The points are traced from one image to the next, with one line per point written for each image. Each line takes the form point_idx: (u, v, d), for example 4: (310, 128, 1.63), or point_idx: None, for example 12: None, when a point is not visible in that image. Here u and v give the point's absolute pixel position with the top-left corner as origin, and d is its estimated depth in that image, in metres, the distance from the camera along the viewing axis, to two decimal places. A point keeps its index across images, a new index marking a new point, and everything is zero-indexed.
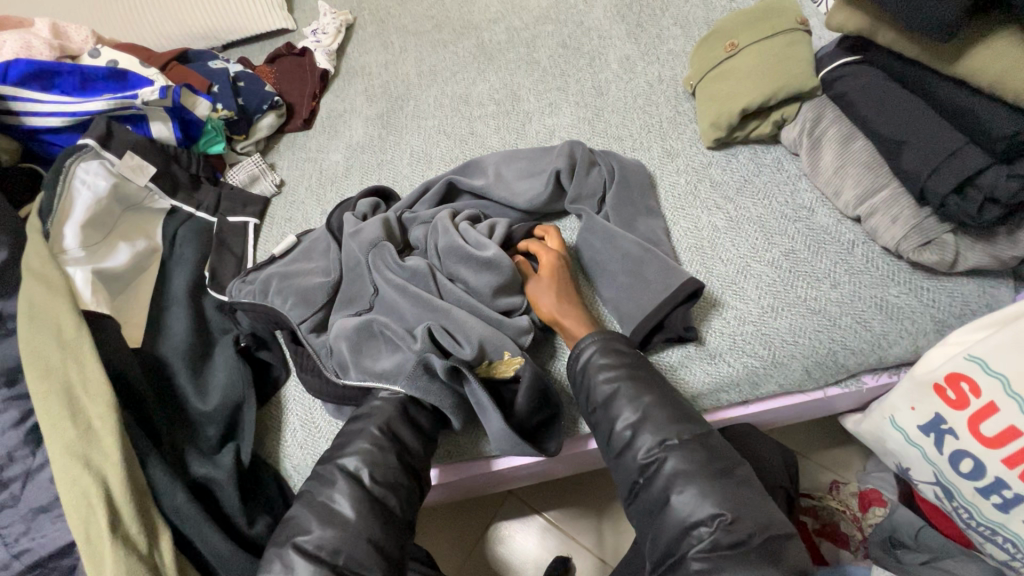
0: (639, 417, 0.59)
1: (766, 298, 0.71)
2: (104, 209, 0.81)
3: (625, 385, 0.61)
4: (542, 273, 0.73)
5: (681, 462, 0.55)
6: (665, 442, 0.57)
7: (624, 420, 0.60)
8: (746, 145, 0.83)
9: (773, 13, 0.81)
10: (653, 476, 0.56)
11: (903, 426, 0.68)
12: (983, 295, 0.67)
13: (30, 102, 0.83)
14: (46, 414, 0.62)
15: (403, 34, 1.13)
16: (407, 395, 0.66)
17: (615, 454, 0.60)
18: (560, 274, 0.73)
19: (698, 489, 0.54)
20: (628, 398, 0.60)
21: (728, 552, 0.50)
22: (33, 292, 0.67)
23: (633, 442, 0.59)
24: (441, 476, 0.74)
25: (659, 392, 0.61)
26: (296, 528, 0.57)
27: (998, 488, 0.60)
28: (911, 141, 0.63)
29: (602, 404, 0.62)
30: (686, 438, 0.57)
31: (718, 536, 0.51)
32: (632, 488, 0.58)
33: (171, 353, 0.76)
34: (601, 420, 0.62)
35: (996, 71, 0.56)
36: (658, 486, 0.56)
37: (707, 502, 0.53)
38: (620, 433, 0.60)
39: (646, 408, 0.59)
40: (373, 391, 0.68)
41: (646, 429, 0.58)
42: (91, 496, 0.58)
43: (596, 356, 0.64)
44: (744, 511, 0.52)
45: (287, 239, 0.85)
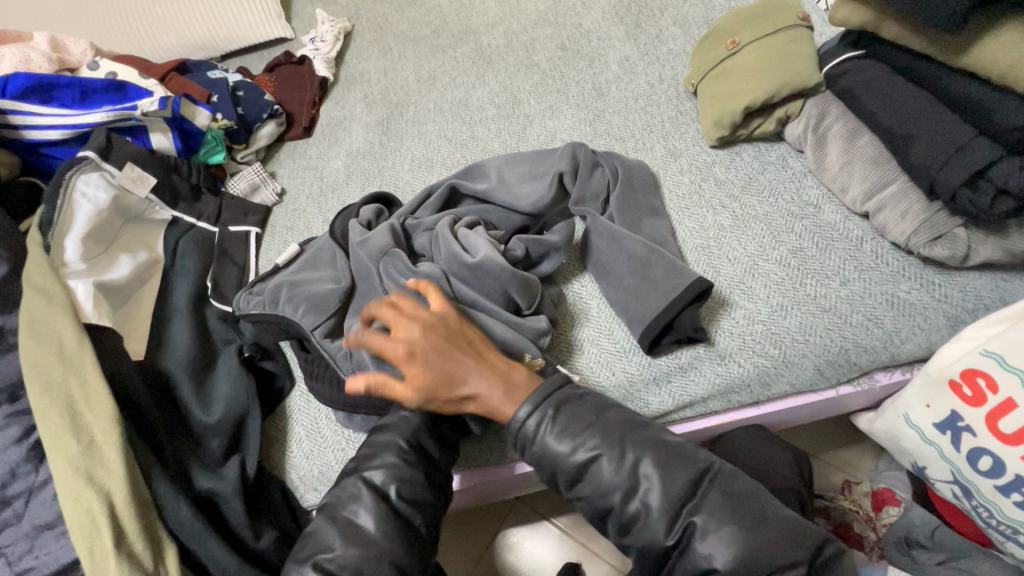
0: (641, 483, 0.56)
1: (775, 297, 0.70)
2: (105, 221, 0.80)
3: (607, 451, 0.58)
4: (412, 380, 0.58)
5: (713, 523, 0.54)
6: (685, 505, 0.55)
7: (626, 490, 0.57)
8: (750, 143, 0.82)
9: (773, 10, 0.81)
10: (687, 546, 0.54)
11: (917, 424, 0.67)
12: (996, 289, 0.67)
13: (29, 115, 0.83)
14: (48, 429, 0.61)
15: (401, 40, 1.13)
16: None
17: (627, 528, 0.57)
18: (428, 365, 0.58)
19: (739, 548, 0.52)
20: (613, 462, 0.57)
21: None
22: (33, 305, 0.67)
23: (648, 516, 0.56)
24: (461, 481, 0.74)
25: (642, 441, 0.58)
26: (309, 552, 0.57)
27: (1019, 486, 0.58)
28: (919, 134, 0.62)
29: (588, 476, 0.58)
30: (699, 495, 0.56)
31: None
32: (661, 562, 0.56)
33: (174, 365, 0.75)
34: (595, 500, 0.58)
35: (1006, 59, 0.55)
36: (692, 555, 0.54)
37: (757, 556, 0.52)
38: (627, 507, 0.56)
39: (643, 470, 0.57)
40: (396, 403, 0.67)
41: (654, 494, 0.56)
42: (95, 513, 0.57)
43: (552, 429, 0.59)
44: (794, 550, 0.52)
45: (292, 247, 0.84)
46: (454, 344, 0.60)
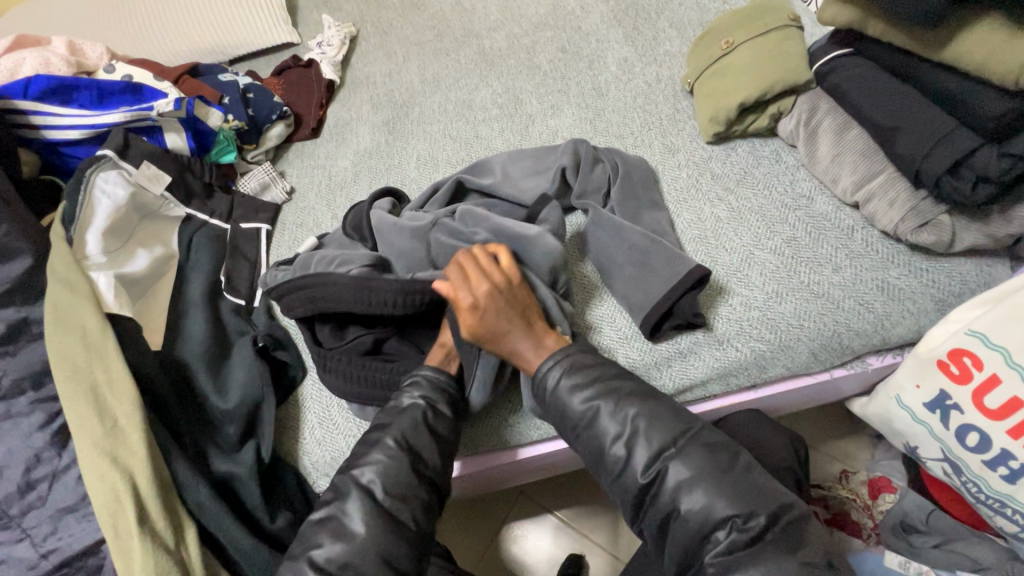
0: (630, 432, 0.59)
1: (770, 284, 0.73)
2: (124, 217, 0.83)
3: (605, 403, 0.61)
4: (476, 314, 0.64)
5: (685, 470, 0.57)
6: (661, 453, 0.58)
7: (615, 438, 0.59)
8: (745, 139, 0.85)
9: (765, 11, 0.84)
10: (659, 489, 0.57)
11: (908, 405, 0.70)
12: (981, 274, 0.70)
13: (50, 116, 0.86)
14: (73, 413, 0.63)
15: (405, 44, 1.16)
16: (427, 401, 0.66)
17: (612, 476, 0.60)
18: (496, 313, 0.64)
19: (705, 492, 0.56)
20: (610, 412, 0.60)
21: (746, 551, 0.53)
22: (58, 295, 0.69)
23: (629, 461, 0.59)
24: (462, 467, 0.76)
25: (642, 397, 0.61)
26: (326, 530, 0.59)
27: (1005, 460, 0.61)
28: (904, 126, 0.66)
29: (585, 425, 0.61)
30: (681, 445, 0.58)
31: (734, 537, 0.54)
32: (638, 503, 0.59)
33: (190, 355, 0.78)
34: (589, 446, 0.61)
35: (982, 53, 0.58)
36: (665, 496, 0.57)
37: (718, 503, 0.55)
38: (614, 452, 0.60)
39: (633, 420, 0.60)
40: (410, 375, 0.69)
41: (640, 442, 0.59)
42: (120, 492, 0.60)
43: (564, 379, 0.63)
44: (756, 504, 0.55)
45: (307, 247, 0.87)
46: (524, 309, 0.66)
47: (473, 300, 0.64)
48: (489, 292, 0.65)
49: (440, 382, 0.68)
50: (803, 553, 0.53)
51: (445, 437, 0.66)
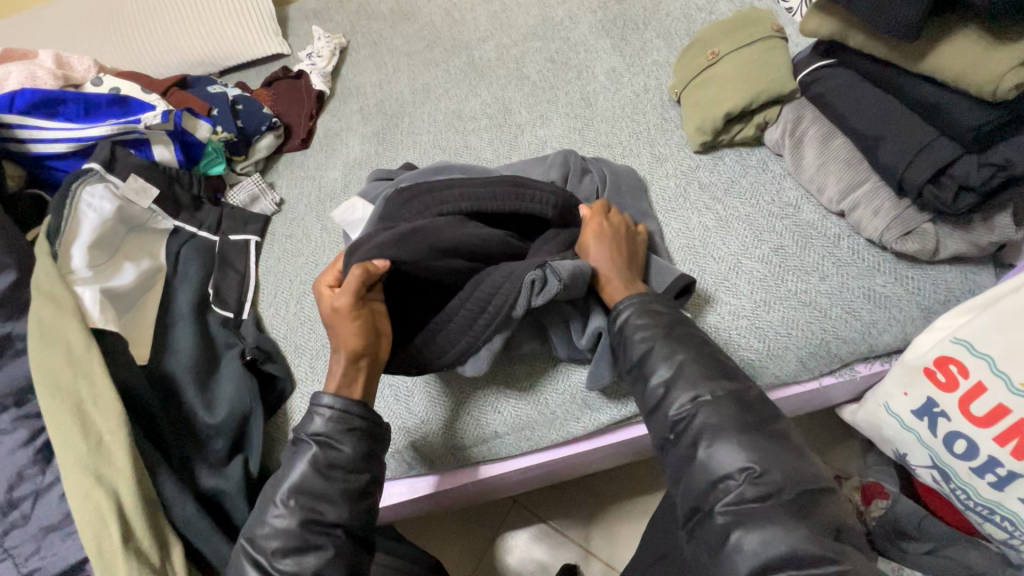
0: (674, 374, 0.57)
1: (758, 293, 0.73)
2: (110, 230, 0.82)
3: (660, 344, 0.59)
4: (608, 229, 0.71)
5: (716, 416, 0.54)
6: (697, 397, 0.55)
7: (659, 378, 0.58)
8: (731, 148, 0.86)
9: (749, 23, 0.85)
10: (683, 431, 0.55)
11: (897, 412, 0.70)
12: (965, 282, 0.71)
13: (36, 129, 0.86)
14: (57, 429, 0.62)
15: (395, 54, 1.17)
16: (316, 442, 0.59)
17: (648, 410, 0.59)
18: (621, 239, 0.70)
19: (727, 442, 0.53)
20: (663, 355, 0.59)
21: (756, 505, 0.50)
22: (41, 310, 0.68)
23: (665, 399, 0.57)
24: (437, 484, 0.77)
25: (696, 347, 0.59)
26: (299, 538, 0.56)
27: (992, 467, 0.62)
28: (886, 136, 0.66)
29: (637, 362, 0.60)
30: (719, 393, 0.55)
31: (744, 489, 0.50)
32: (662, 444, 0.57)
33: (177, 368, 0.77)
34: (637, 381, 0.60)
35: (959, 65, 0.59)
36: (687, 441, 0.55)
37: (736, 452, 0.52)
38: (654, 389, 0.58)
39: (680, 364, 0.57)
40: (308, 405, 0.61)
41: (679, 384, 0.57)
42: (103, 509, 0.59)
43: (632, 318, 0.62)
44: (778, 462, 0.51)
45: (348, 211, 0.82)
46: (635, 256, 0.71)
47: (608, 221, 0.72)
48: (623, 227, 0.72)
49: (339, 414, 0.60)
50: (814, 522, 0.49)
51: (344, 476, 0.58)
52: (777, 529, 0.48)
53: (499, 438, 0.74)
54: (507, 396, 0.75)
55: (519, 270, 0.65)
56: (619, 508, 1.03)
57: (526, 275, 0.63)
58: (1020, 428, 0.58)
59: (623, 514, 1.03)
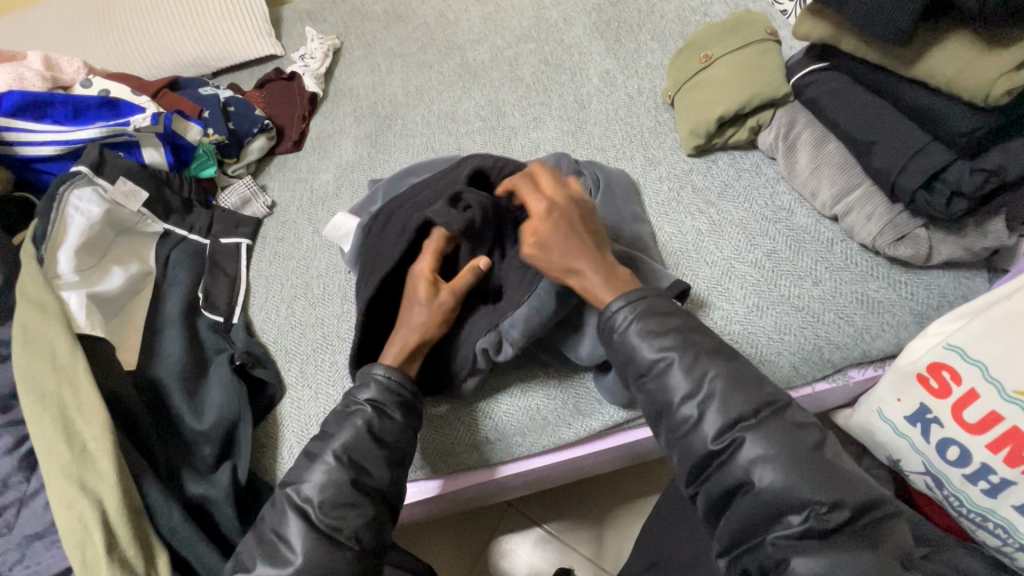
0: (704, 392, 0.55)
1: (751, 298, 0.73)
2: (97, 234, 0.82)
3: (680, 355, 0.56)
4: (546, 218, 0.61)
5: (765, 447, 0.52)
6: (739, 421, 0.53)
7: (688, 398, 0.55)
8: (725, 152, 0.85)
9: (743, 26, 0.85)
10: (730, 460, 0.53)
11: (890, 418, 0.69)
12: (959, 287, 0.70)
13: (24, 132, 0.85)
14: (41, 437, 0.62)
15: (389, 56, 1.16)
16: (372, 408, 0.61)
17: (676, 432, 0.55)
18: (566, 221, 0.62)
19: (781, 472, 0.51)
20: (684, 368, 0.55)
21: (817, 539, 0.49)
22: (27, 317, 0.68)
23: (702, 424, 0.54)
24: (439, 487, 0.76)
25: (724, 359, 0.56)
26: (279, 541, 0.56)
27: (985, 474, 0.61)
28: (880, 140, 0.66)
29: (652, 372, 0.57)
30: (763, 416, 0.53)
31: (809, 524, 0.50)
32: (699, 470, 0.55)
33: (166, 373, 0.76)
34: (654, 397, 0.57)
35: (952, 70, 0.58)
36: (734, 470, 0.52)
37: (793, 486, 0.50)
38: (687, 412, 0.55)
39: (711, 381, 0.55)
40: (364, 372, 0.63)
41: (714, 407, 0.54)
42: (88, 519, 0.58)
43: (635, 323, 0.58)
44: (843, 492, 0.50)
45: (339, 218, 0.81)
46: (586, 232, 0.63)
47: (542, 205, 0.62)
48: (559, 204, 0.63)
49: (394, 385, 0.62)
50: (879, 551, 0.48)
51: (392, 443, 0.61)
52: (843, 561, 0.48)
53: (491, 443, 0.74)
54: (512, 398, 0.74)
55: (474, 333, 0.69)
56: (614, 512, 1.03)
57: (477, 343, 0.68)
58: (1014, 435, 0.57)
59: (618, 518, 1.02)
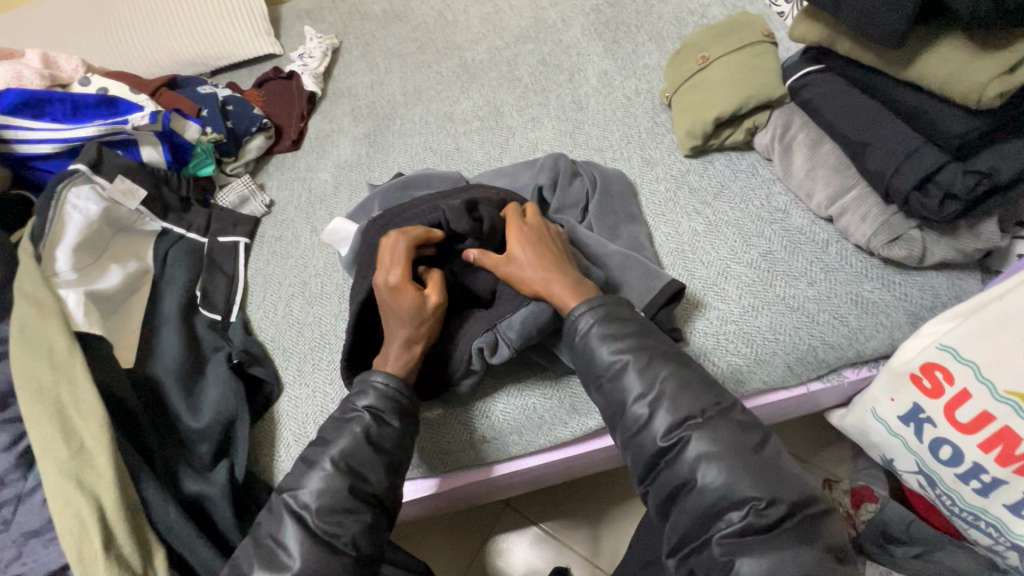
0: (656, 392, 0.56)
1: (747, 298, 0.73)
2: (95, 232, 0.82)
3: (635, 358, 0.58)
4: (526, 238, 0.65)
5: (708, 443, 0.53)
6: (687, 420, 0.54)
7: (639, 398, 0.56)
8: (721, 153, 0.86)
9: (740, 28, 0.85)
10: (676, 459, 0.54)
11: (884, 417, 0.70)
12: (952, 287, 0.71)
13: (22, 130, 0.85)
14: (38, 435, 0.62)
15: (388, 55, 1.16)
16: (371, 414, 0.61)
17: (630, 434, 0.57)
18: (541, 243, 0.65)
19: (725, 469, 0.52)
20: (638, 370, 0.57)
21: (758, 535, 0.49)
22: (24, 314, 0.68)
23: (651, 423, 0.55)
24: (435, 486, 0.76)
25: (675, 362, 0.57)
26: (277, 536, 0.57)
27: (977, 473, 0.62)
28: (874, 142, 0.67)
29: (609, 375, 0.58)
30: (709, 415, 0.54)
31: (750, 521, 0.50)
32: (649, 470, 0.56)
33: (163, 371, 0.77)
34: (610, 398, 0.58)
35: (944, 73, 0.59)
36: (682, 468, 0.53)
37: (738, 484, 0.51)
38: (636, 411, 0.56)
39: (661, 381, 0.56)
40: (362, 379, 0.63)
41: (664, 406, 0.55)
42: (85, 516, 0.58)
43: (596, 327, 0.60)
44: (782, 489, 0.50)
45: (339, 222, 0.81)
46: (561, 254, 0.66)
47: (525, 227, 0.66)
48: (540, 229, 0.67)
49: (392, 393, 0.62)
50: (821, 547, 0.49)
51: (383, 446, 0.61)
52: (780, 561, 0.48)
53: (487, 442, 0.74)
54: (509, 397, 0.74)
55: (471, 333, 0.69)
56: (611, 511, 1.03)
57: (475, 340, 0.68)
58: (1005, 435, 0.58)
59: (615, 517, 1.03)
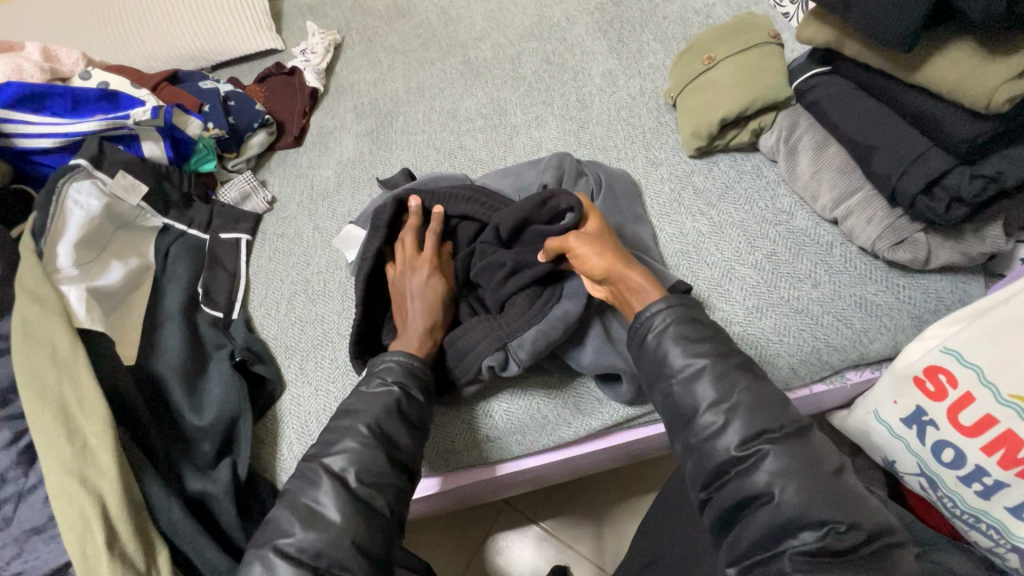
0: (732, 402, 0.55)
1: (751, 299, 0.73)
2: (97, 227, 0.81)
3: (714, 364, 0.56)
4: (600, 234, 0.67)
5: (787, 459, 0.52)
6: (764, 434, 0.53)
7: (714, 406, 0.55)
8: (726, 154, 0.86)
9: (746, 29, 0.85)
10: (750, 471, 0.52)
11: (886, 419, 0.70)
12: (956, 291, 0.71)
13: (21, 124, 0.84)
14: (41, 433, 0.61)
15: (391, 52, 1.15)
16: (398, 386, 0.63)
17: (697, 441, 0.55)
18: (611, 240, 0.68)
19: (804, 487, 0.51)
20: (714, 377, 0.56)
21: (832, 558, 0.48)
22: (26, 310, 0.68)
23: (724, 433, 0.54)
24: (440, 484, 0.76)
25: (752, 374, 0.56)
26: (277, 529, 0.56)
27: (978, 476, 0.62)
28: (880, 146, 0.67)
29: (683, 379, 0.57)
30: (788, 431, 0.53)
31: (828, 542, 0.49)
32: (717, 478, 0.54)
33: (165, 368, 0.76)
34: (680, 403, 0.57)
35: (953, 77, 0.59)
36: (756, 480, 0.52)
37: (805, 497, 0.50)
38: (709, 419, 0.55)
39: (737, 394, 0.55)
40: (380, 358, 0.65)
41: (739, 418, 0.54)
42: (88, 514, 0.58)
43: (672, 325, 0.59)
44: (859, 512, 0.50)
45: (353, 228, 0.82)
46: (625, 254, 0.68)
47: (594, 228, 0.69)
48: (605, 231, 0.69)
49: (414, 367, 0.64)
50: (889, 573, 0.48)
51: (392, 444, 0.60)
52: None
53: (492, 442, 0.74)
54: (513, 397, 0.74)
55: (476, 341, 0.69)
56: (610, 511, 1.03)
57: (485, 359, 0.67)
58: (1008, 438, 0.58)
59: (615, 517, 1.03)
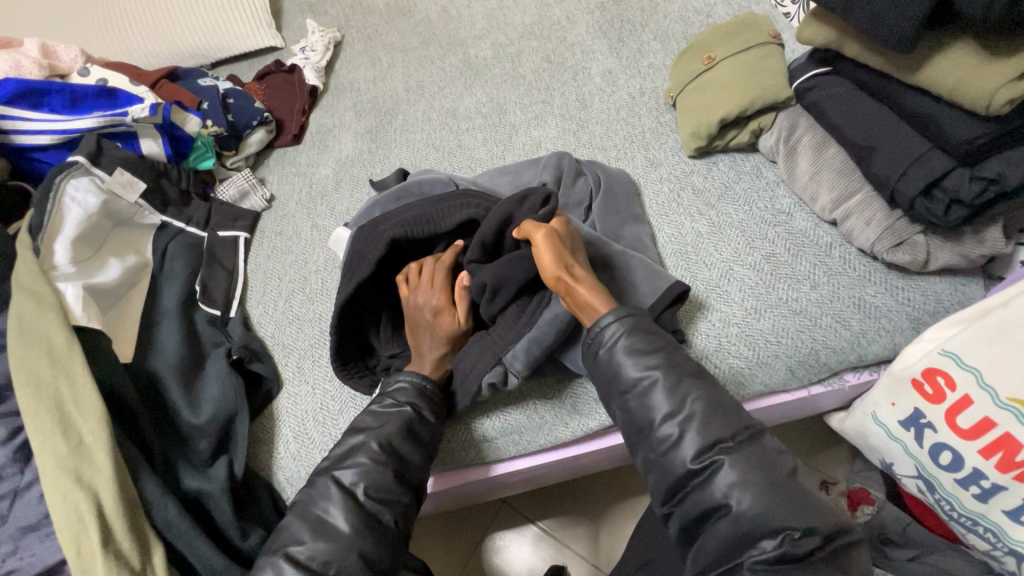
0: (685, 413, 0.55)
1: (749, 300, 0.73)
2: (94, 225, 0.81)
3: (664, 377, 0.57)
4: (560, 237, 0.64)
5: (741, 468, 0.52)
6: (717, 444, 0.53)
7: (668, 417, 0.56)
8: (725, 154, 0.85)
9: (746, 28, 0.85)
10: (706, 482, 0.53)
11: (884, 422, 0.70)
12: (955, 293, 0.71)
13: (19, 120, 0.84)
14: (37, 431, 0.61)
15: (391, 50, 1.15)
16: (410, 407, 0.64)
17: (657, 455, 0.56)
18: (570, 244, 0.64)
19: (758, 494, 0.51)
20: (667, 389, 0.56)
21: (795, 565, 0.48)
22: (23, 307, 0.67)
23: (680, 445, 0.55)
24: (437, 483, 0.76)
25: (707, 383, 0.57)
26: (290, 536, 0.58)
27: (976, 479, 0.62)
28: (880, 147, 0.66)
29: (637, 392, 0.57)
30: (740, 439, 0.54)
31: (785, 549, 0.48)
32: (678, 492, 0.55)
33: (162, 366, 0.76)
34: (639, 417, 0.57)
35: (953, 78, 0.59)
36: (715, 490, 0.52)
37: (779, 500, 0.50)
38: (665, 431, 0.56)
39: (692, 405, 0.55)
40: (393, 377, 0.66)
41: (693, 427, 0.54)
42: (83, 512, 0.58)
43: (624, 339, 0.59)
44: (817, 517, 0.49)
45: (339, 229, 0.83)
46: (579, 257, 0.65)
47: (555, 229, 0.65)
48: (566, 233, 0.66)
49: (429, 391, 0.66)
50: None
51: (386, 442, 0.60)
52: None
53: (489, 442, 0.74)
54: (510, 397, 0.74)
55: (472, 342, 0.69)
56: (608, 510, 1.03)
57: (485, 377, 0.67)
58: (1006, 442, 0.58)
59: (613, 517, 1.03)
